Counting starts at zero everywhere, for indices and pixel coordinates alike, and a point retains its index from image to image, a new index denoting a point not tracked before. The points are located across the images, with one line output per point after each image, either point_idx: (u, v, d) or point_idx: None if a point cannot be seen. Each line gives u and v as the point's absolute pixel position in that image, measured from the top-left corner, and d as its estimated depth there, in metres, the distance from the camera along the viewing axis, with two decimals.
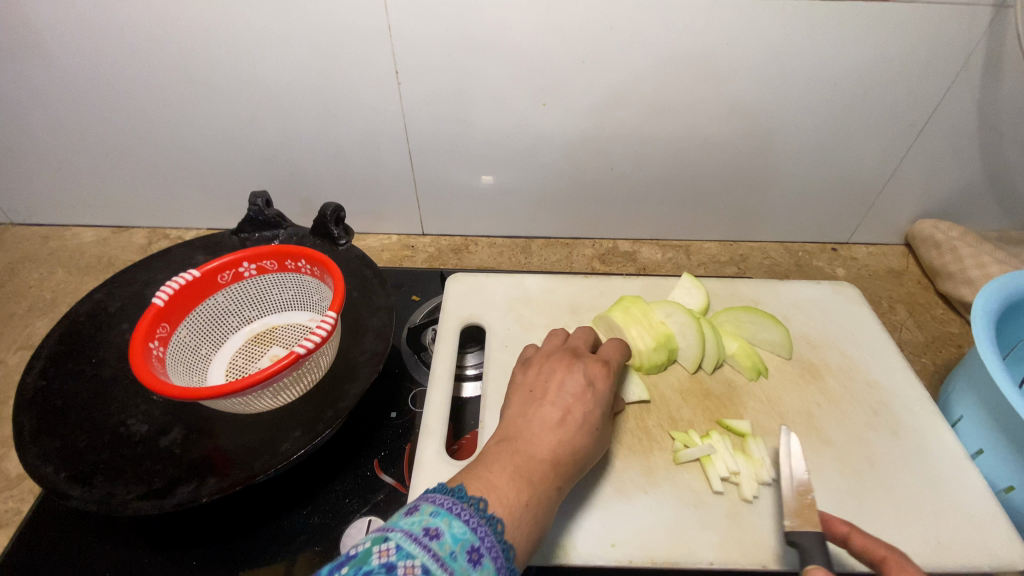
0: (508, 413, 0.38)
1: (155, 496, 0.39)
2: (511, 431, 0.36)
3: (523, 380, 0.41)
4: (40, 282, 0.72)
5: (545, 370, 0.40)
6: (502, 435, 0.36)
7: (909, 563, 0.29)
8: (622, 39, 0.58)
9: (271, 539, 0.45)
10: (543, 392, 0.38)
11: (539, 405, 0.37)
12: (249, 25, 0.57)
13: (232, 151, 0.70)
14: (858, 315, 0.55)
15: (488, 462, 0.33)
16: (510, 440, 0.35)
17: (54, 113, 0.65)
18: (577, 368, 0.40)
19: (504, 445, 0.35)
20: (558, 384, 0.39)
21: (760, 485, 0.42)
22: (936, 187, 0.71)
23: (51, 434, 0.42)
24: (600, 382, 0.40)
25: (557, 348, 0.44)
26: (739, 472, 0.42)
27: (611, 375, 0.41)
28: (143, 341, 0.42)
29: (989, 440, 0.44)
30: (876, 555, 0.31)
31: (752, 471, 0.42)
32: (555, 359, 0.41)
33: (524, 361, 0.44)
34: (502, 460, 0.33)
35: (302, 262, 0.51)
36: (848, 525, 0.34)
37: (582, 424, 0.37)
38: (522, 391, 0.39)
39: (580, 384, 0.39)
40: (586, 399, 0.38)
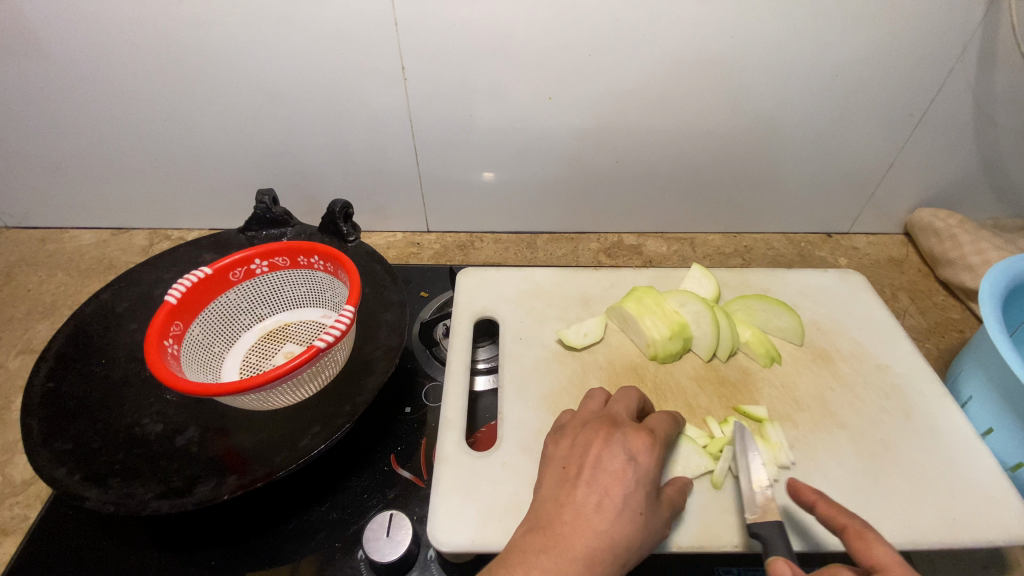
0: (541, 495, 0.35)
1: (174, 495, 0.38)
2: (542, 518, 0.33)
3: (557, 454, 0.37)
4: (40, 286, 0.71)
5: (581, 443, 0.37)
6: (532, 524, 0.33)
7: (871, 534, 0.31)
8: (627, 33, 0.58)
9: (290, 537, 0.44)
10: (577, 472, 0.35)
11: (573, 489, 0.34)
12: (253, 22, 0.56)
13: (235, 149, 0.69)
14: (865, 301, 0.55)
15: (512, 563, 0.31)
16: (538, 531, 0.32)
17: (52, 113, 0.64)
18: (616, 441, 0.36)
19: (531, 537, 0.32)
20: (595, 460, 0.35)
21: (779, 469, 0.42)
22: (934, 177, 0.72)
23: (64, 436, 0.41)
24: (643, 456, 0.35)
25: (595, 414, 0.40)
26: (759, 457, 0.42)
27: (656, 443, 0.36)
28: (157, 339, 0.42)
29: (999, 419, 0.44)
30: (840, 526, 0.32)
31: (771, 456, 0.42)
32: (592, 428, 0.38)
33: (562, 427, 0.40)
34: (527, 561, 0.30)
35: (315, 258, 0.51)
36: (815, 492, 0.35)
37: (621, 511, 0.33)
38: (556, 468, 0.36)
39: (620, 460, 0.35)
40: (625, 480, 0.34)
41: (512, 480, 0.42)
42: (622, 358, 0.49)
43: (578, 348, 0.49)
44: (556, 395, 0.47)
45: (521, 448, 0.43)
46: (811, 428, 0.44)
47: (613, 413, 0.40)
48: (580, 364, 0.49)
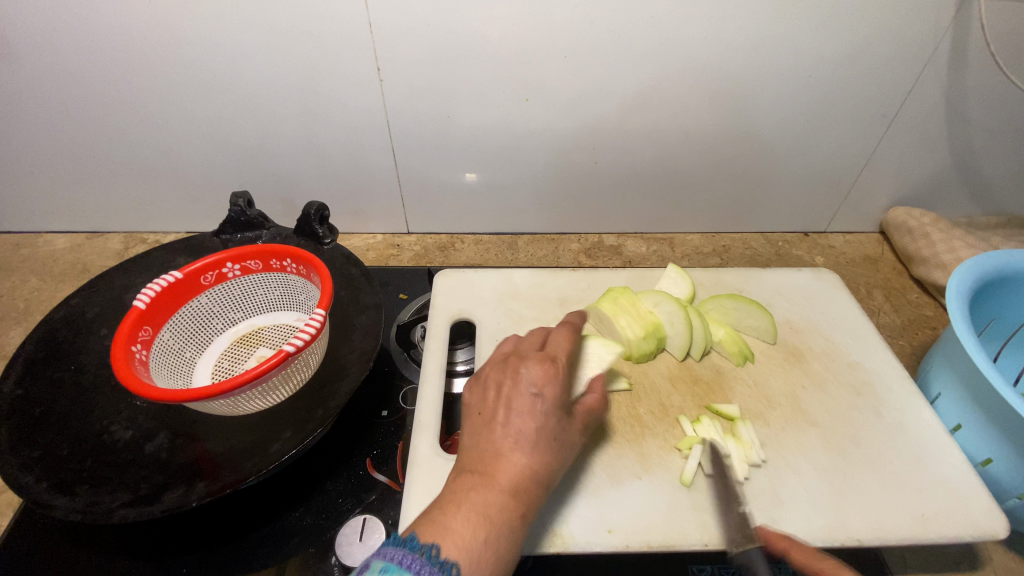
0: (462, 438, 0.36)
1: (142, 502, 0.38)
2: (466, 463, 0.34)
3: (471, 396, 0.38)
4: (11, 291, 0.70)
5: (491, 383, 0.38)
6: (457, 470, 0.34)
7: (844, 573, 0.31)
8: (604, 35, 0.58)
9: (263, 543, 0.44)
10: (492, 412, 0.36)
11: (490, 427, 0.35)
12: (227, 24, 0.56)
13: (211, 152, 0.69)
14: (838, 300, 0.56)
15: (444, 504, 0.32)
16: (465, 476, 0.33)
17: (22, 115, 0.63)
18: (521, 378, 0.37)
19: (459, 480, 0.33)
20: (505, 400, 0.36)
21: (750, 466, 0.42)
22: (907, 176, 0.73)
23: (29, 444, 0.41)
24: (547, 386, 0.37)
25: (501, 354, 0.41)
26: (729, 455, 0.42)
27: (560, 372, 0.38)
28: (125, 345, 0.41)
29: (966, 415, 0.45)
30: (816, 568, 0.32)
31: (742, 453, 0.43)
32: (499, 370, 0.38)
33: (473, 370, 0.41)
34: (457, 500, 0.31)
35: (288, 261, 0.50)
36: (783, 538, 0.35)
37: (537, 441, 0.35)
38: (470, 414, 0.37)
39: (528, 395, 0.36)
40: (536, 413, 0.35)
41: None
42: None
43: None
44: None
45: None
46: (783, 425, 0.45)
47: (520, 349, 0.41)
48: None
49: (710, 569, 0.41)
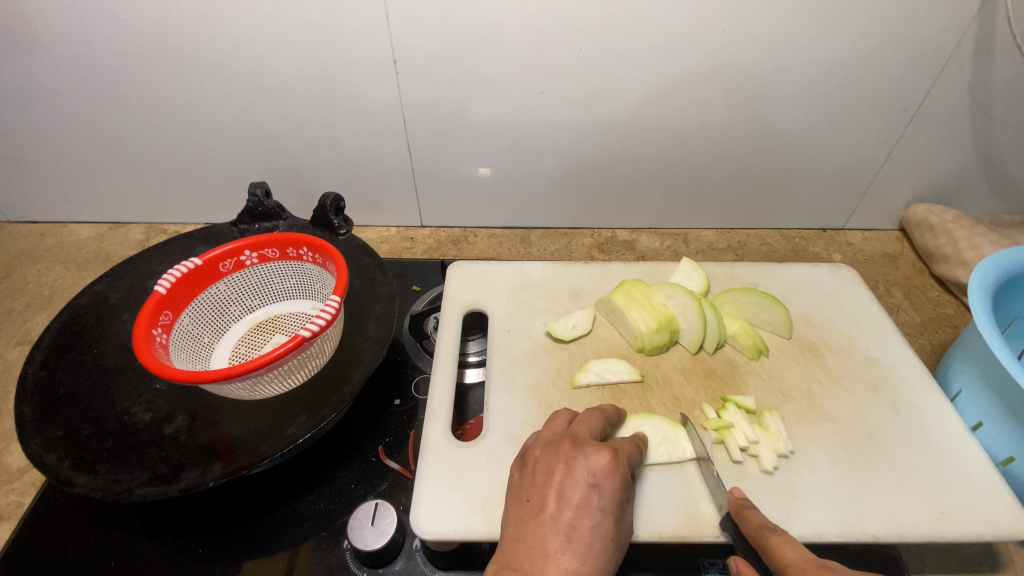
0: (508, 529, 0.35)
1: (161, 482, 0.39)
2: (511, 558, 0.33)
3: (521, 481, 0.37)
4: (38, 279, 0.71)
5: (544, 470, 0.37)
6: (501, 562, 0.33)
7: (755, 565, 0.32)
8: (620, 27, 0.58)
9: (277, 525, 0.45)
10: (543, 506, 0.35)
11: (540, 524, 0.34)
12: (247, 17, 0.56)
13: (230, 144, 0.69)
14: (856, 296, 0.55)
15: None
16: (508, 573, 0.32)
17: (49, 107, 0.65)
18: (577, 466, 0.36)
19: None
20: (559, 492, 0.35)
21: (777, 457, 0.42)
22: (930, 172, 0.72)
23: (53, 424, 0.42)
24: (606, 481, 0.35)
25: (556, 434, 0.39)
26: (757, 443, 0.42)
27: (618, 465, 0.37)
28: (146, 328, 0.42)
29: (988, 412, 0.43)
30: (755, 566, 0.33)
31: (770, 443, 0.42)
32: (553, 453, 0.37)
33: (524, 447, 0.40)
34: None
35: (304, 250, 0.51)
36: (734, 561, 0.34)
37: (589, 543, 0.34)
38: (518, 500, 0.36)
39: (584, 488, 0.35)
40: (590, 509, 0.34)
41: (496, 470, 0.41)
42: (609, 350, 0.49)
43: (566, 340, 0.49)
44: (543, 386, 0.46)
45: (507, 438, 0.43)
46: (797, 420, 0.44)
47: (576, 431, 0.39)
48: (568, 356, 0.49)
49: (721, 563, 0.41)
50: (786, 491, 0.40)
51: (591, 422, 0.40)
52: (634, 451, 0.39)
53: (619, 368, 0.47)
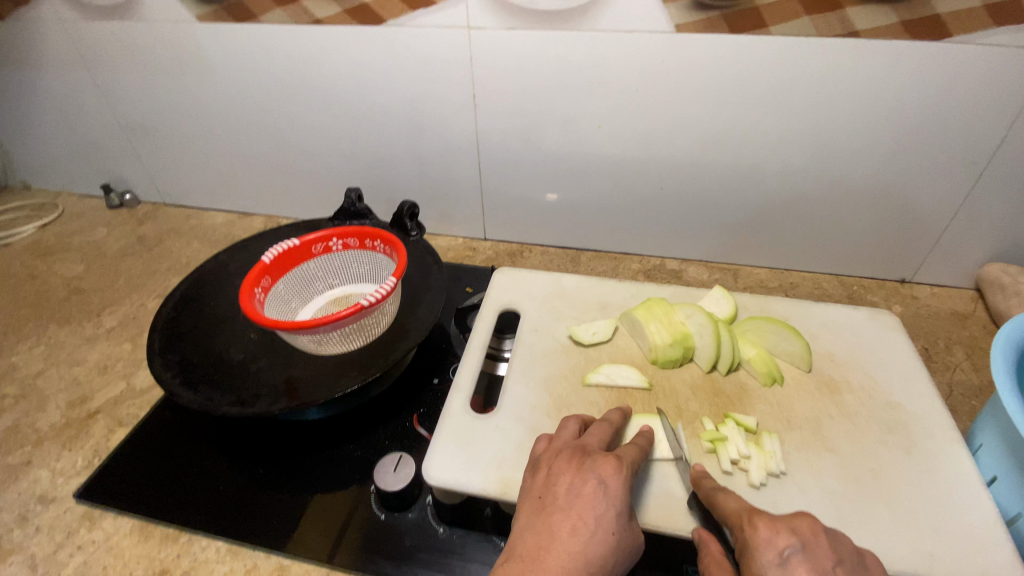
0: (519, 523, 0.39)
1: (241, 404, 0.49)
2: (521, 546, 0.37)
3: (533, 481, 0.41)
4: (178, 250, 0.89)
5: (555, 472, 0.41)
6: (512, 550, 0.37)
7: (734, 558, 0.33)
8: (674, 71, 0.64)
9: (322, 463, 0.54)
10: (552, 501, 0.39)
11: (550, 516, 0.38)
12: (362, 54, 0.70)
13: (336, 155, 0.83)
14: (891, 341, 0.55)
15: None
16: (516, 559, 0.36)
17: (209, 117, 0.83)
18: (587, 468, 0.40)
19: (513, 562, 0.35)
20: (567, 488, 0.39)
21: (767, 474, 0.43)
22: (1007, 231, 0.68)
23: (174, 351, 0.54)
24: (613, 481, 0.39)
25: (567, 443, 0.43)
26: (748, 458, 0.44)
27: (625, 469, 0.40)
28: (250, 286, 0.54)
29: (1003, 468, 0.42)
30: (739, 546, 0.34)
31: (762, 460, 0.44)
32: (564, 457, 0.41)
33: (535, 454, 0.44)
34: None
35: (377, 242, 0.62)
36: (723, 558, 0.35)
37: (594, 533, 0.37)
38: (531, 497, 0.40)
39: (591, 484, 0.39)
40: (596, 503, 0.38)
41: (503, 442, 0.47)
42: (625, 358, 0.53)
43: (586, 344, 0.54)
44: (556, 380, 0.52)
45: (516, 419, 0.49)
46: (797, 446, 0.45)
47: (585, 442, 0.43)
48: (585, 358, 0.54)
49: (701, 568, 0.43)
50: (770, 505, 0.42)
51: (600, 434, 0.43)
52: (641, 462, 0.42)
53: (629, 374, 0.51)
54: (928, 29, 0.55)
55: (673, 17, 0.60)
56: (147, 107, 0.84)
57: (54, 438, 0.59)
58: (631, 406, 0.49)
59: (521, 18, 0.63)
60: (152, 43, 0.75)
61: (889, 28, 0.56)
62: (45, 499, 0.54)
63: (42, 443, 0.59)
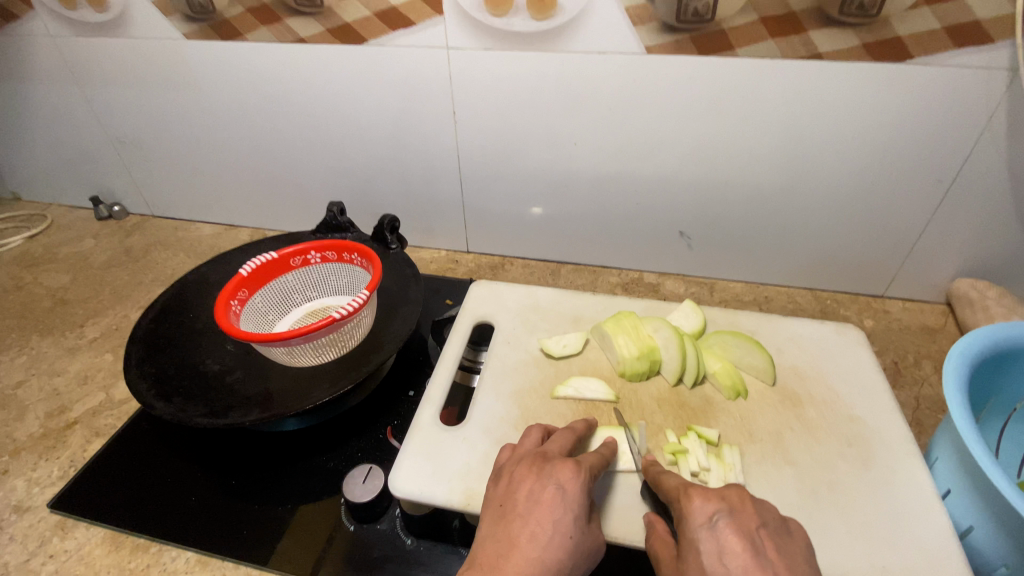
0: (482, 532, 0.40)
1: (213, 415, 0.50)
2: (482, 555, 0.37)
3: (496, 490, 0.42)
4: (164, 261, 0.90)
5: (516, 479, 0.42)
6: (474, 559, 0.38)
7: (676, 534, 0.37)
8: (646, 90, 0.66)
9: (295, 475, 0.54)
10: (513, 508, 0.39)
11: (510, 524, 0.39)
12: (344, 72, 0.72)
13: (321, 169, 0.85)
14: (855, 355, 0.56)
15: None
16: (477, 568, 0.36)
17: (196, 131, 0.84)
18: (546, 474, 0.41)
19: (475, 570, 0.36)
20: (527, 495, 0.40)
21: (727, 486, 0.44)
22: (974, 247, 0.70)
23: (151, 363, 0.55)
24: (571, 485, 0.40)
25: (529, 450, 0.44)
26: (708, 470, 0.45)
27: (583, 474, 0.41)
28: (226, 299, 0.55)
29: (957, 481, 0.43)
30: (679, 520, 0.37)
31: (721, 472, 0.45)
32: (525, 465, 0.42)
33: (499, 463, 0.45)
34: None
35: (355, 255, 0.63)
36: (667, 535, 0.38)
37: (552, 538, 0.37)
38: (493, 506, 0.41)
39: (550, 490, 0.40)
40: (555, 508, 0.39)
41: (470, 454, 0.48)
42: (593, 370, 0.54)
43: (556, 356, 0.55)
44: (526, 391, 0.53)
45: (485, 431, 0.50)
46: (758, 458, 0.46)
47: (547, 449, 0.44)
48: (555, 371, 0.55)
49: None
50: None
51: (562, 441, 0.45)
52: (600, 467, 0.43)
53: (596, 387, 0.52)
54: (889, 52, 0.57)
55: (644, 39, 0.62)
56: (135, 121, 0.85)
57: (31, 448, 0.60)
58: (597, 418, 0.49)
59: (498, 39, 0.65)
60: (140, 60, 0.77)
61: (852, 51, 0.58)
62: (19, 508, 0.54)
63: (19, 452, 0.59)
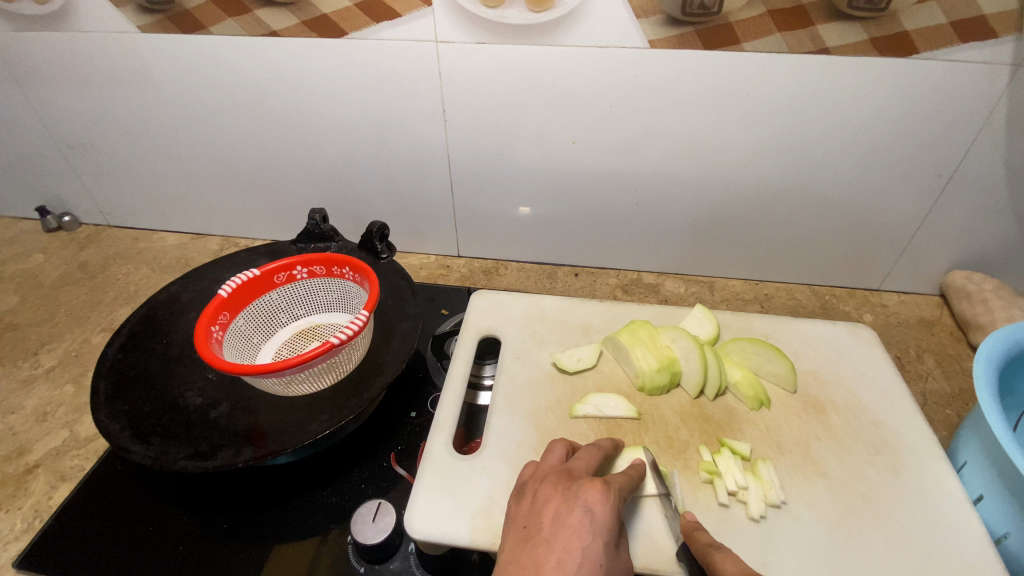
0: (502, 555, 0.36)
1: (200, 457, 0.45)
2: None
3: (518, 509, 0.39)
4: (126, 276, 0.82)
5: (540, 498, 0.39)
6: None
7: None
8: (648, 86, 0.63)
9: (293, 513, 0.50)
10: (537, 530, 0.36)
11: (534, 547, 0.35)
12: (323, 68, 0.66)
13: (298, 172, 0.79)
14: (870, 356, 0.55)
15: None
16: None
17: (155, 133, 0.77)
18: (572, 495, 0.38)
19: None
20: (552, 518, 0.37)
21: (767, 506, 0.43)
22: (969, 240, 0.70)
23: (122, 399, 0.49)
24: (599, 507, 0.37)
25: (553, 468, 0.41)
26: (747, 490, 0.43)
27: (612, 495, 0.38)
28: (206, 324, 0.50)
29: (989, 486, 0.43)
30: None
31: (760, 491, 0.43)
32: (549, 484, 0.39)
33: (521, 481, 0.42)
34: None
35: (346, 269, 0.58)
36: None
37: (580, 566, 0.34)
38: (514, 527, 0.38)
39: (577, 513, 0.37)
40: (583, 532, 0.36)
41: (490, 485, 0.45)
42: (611, 385, 0.52)
43: (570, 371, 0.53)
44: (543, 411, 0.50)
45: (503, 457, 0.47)
46: (790, 472, 0.45)
47: (572, 467, 0.41)
48: (571, 387, 0.52)
49: None
50: (768, 539, 0.41)
51: (588, 459, 0.42)
52: (629, 488, 0.40)
53: (617, 403, 0.49)
54: (896, 45, 0.56)
55: (646, 32, 0.59)
56: (85, 123, 0.77)
57: None
58: (621, 438, 0.47)
59: (491, 32, 0.61)
60: (88, 55, 0.69)
61: (859, 45, 0.57)
62: None
63: None
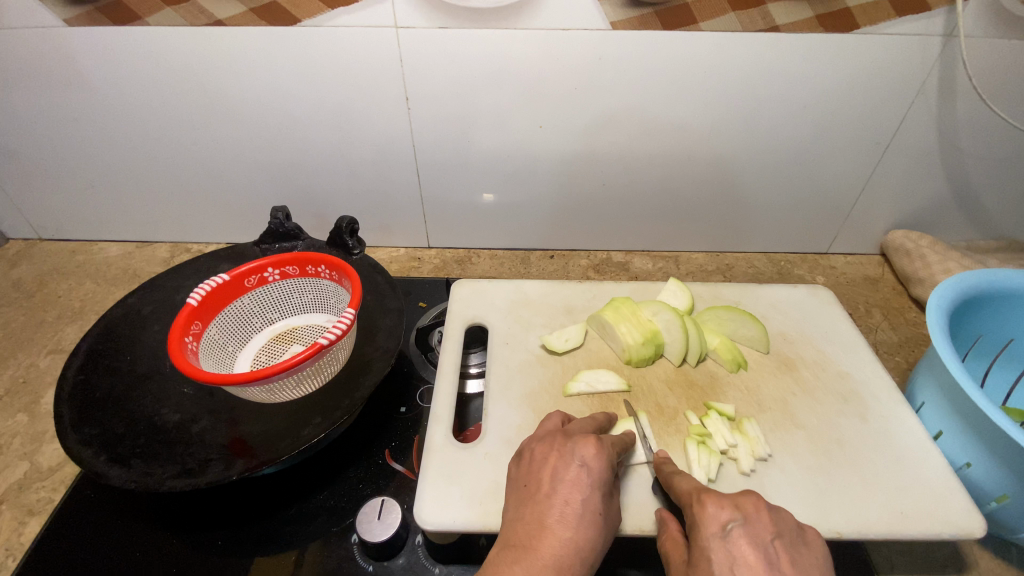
0: (507, 515, 0.39)
1: (189, 475, 0.43)
2: (512, 536, 0.36)
3: (518, 471, 0.41)
4: (68, 292, 0.76)
5: (538, 459, 0.41)
6: (503, 542, 0.36)
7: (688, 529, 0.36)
8: (611, 68, 0.64)
9: (291, 521, 0.49)
10: (537, 487, 0.38)
11: (537, 503, 0.38)
12: (274, 58, 0.63)
13: (254, 170, 0.75)
14: (831, 314, 0.59)
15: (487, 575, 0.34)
16: (509, 548, 0.35)
17: (89, 135, 0.71)
18: (568, 452, 0.40)
19: (507, 551, 0.35)
20: (551, 475, 0.39)
21: (755, 460, 0.46)
22: (905, 201, 0.77)
23: (91, 423, 0.46)
24: (595, 461, 0.39)
25: (548, 431, 0.43)
26: (736, 447, 0.46)
27: (605, 449, 0.40)
28: (179, 336, 0.47)
29: (947, 423, 0.48)
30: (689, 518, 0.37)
31: (748, 447, 0.46)
32: (545, 444, 0.41)
33: (519, 446, 0.44)
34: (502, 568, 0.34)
35: (322, 267, 0.56)
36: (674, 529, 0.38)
37: (581, 516, 0.37)
38: (517, 488, 0.40)
39: (574, 468, 0.39)
40: (581, 486, 0.38)
41: (494, 470, 0.46)
42: (600, 362, 0.53)
43: (559, 352, 0.54)
44: (537, 393, 0.51)
45: (504, 441, 0.47)
46: (773, 427, 0.48)
47: (566, 428, 0.43)
48: (561, 367, 0.53)
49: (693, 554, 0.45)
50: (760, 491, 0.44)
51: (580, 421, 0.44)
52: (620, 445, 0.43)
53: (607, 378, 0.51)
54: (839, 21, 0.59)
55: (608, 14, 0.59)
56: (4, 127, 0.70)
57: None
58: (614, 411, 0.48)
59: (453, 16, 0.60)
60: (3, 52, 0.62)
61: (806, 22, 0.60)
62: None
63: None
